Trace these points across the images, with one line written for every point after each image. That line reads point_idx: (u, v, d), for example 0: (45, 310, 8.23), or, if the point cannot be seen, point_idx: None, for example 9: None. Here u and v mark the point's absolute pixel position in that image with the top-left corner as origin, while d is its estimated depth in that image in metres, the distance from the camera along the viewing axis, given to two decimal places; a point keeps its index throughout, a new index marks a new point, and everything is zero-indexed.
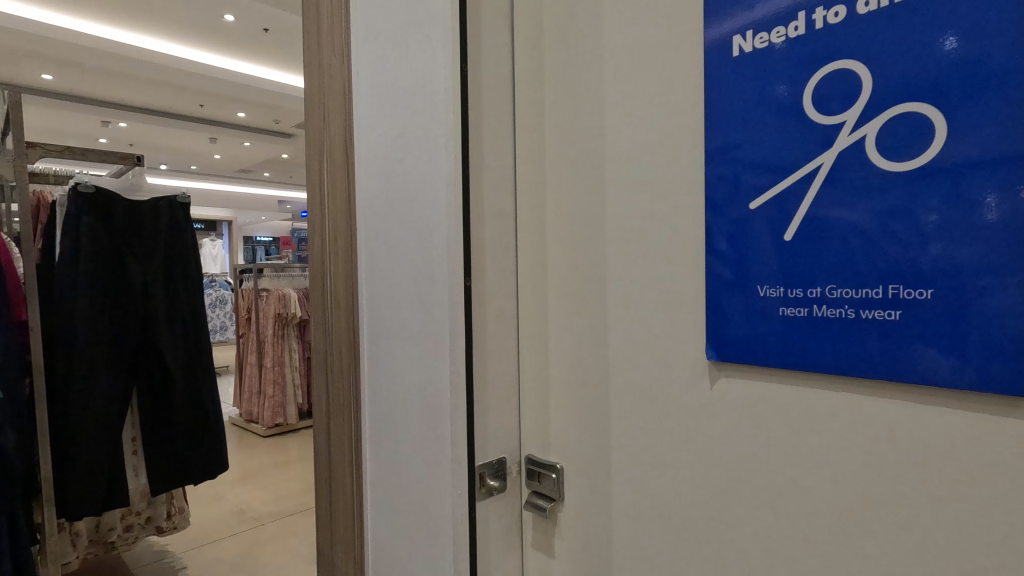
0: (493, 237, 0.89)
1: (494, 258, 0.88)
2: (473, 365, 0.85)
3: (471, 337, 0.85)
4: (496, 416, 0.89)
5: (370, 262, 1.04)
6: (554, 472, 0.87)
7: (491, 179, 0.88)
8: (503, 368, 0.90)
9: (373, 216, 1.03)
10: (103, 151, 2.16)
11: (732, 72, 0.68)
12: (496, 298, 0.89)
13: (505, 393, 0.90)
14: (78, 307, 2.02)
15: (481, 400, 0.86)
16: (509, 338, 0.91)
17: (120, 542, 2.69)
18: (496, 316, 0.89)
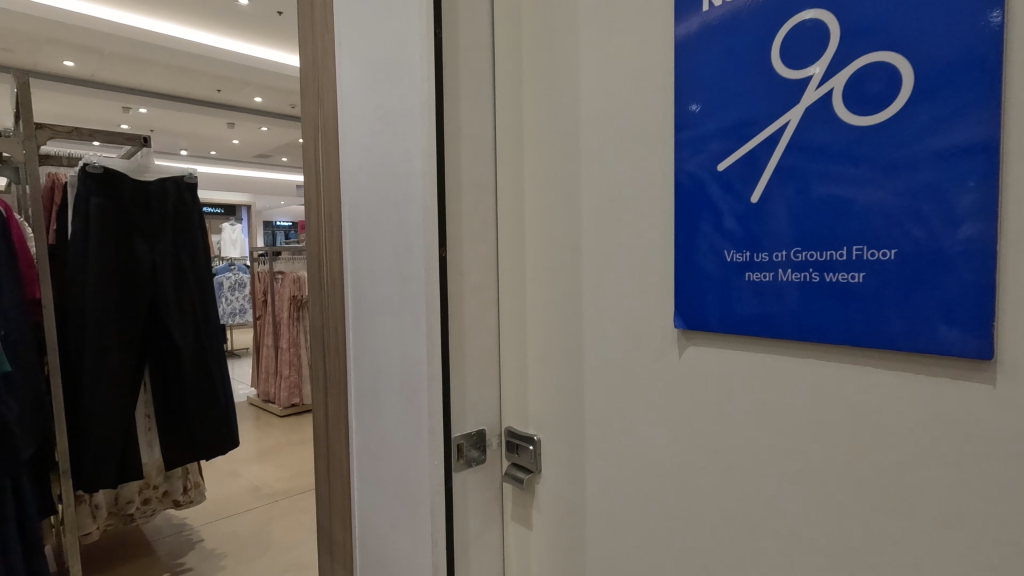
0: (472, 208, 0.87)
1: (472, 230, 0.87)
2: (449, 337, 0.85)
3: (448, 307, 0.85)
4: (476, 390, 0.88)
5: (356, 238, 1.04)
6: (532, 445, 0.87)
7: (471, 149, 0.87)
8: (483, 341, 0.89)
9: (357, 190, 1.03)
10: (110, 133, 2.19)
11: (708, 33, 0.66)
12: (476, 271, 0.87)
13: (486, 367, 0.89)
14: (88, 286, 2.06)
15: (458, 372, 0.86)
16: (490, 311, 0.90)
17: (138, 514, 2.77)
18: (477, 289, 0.87)
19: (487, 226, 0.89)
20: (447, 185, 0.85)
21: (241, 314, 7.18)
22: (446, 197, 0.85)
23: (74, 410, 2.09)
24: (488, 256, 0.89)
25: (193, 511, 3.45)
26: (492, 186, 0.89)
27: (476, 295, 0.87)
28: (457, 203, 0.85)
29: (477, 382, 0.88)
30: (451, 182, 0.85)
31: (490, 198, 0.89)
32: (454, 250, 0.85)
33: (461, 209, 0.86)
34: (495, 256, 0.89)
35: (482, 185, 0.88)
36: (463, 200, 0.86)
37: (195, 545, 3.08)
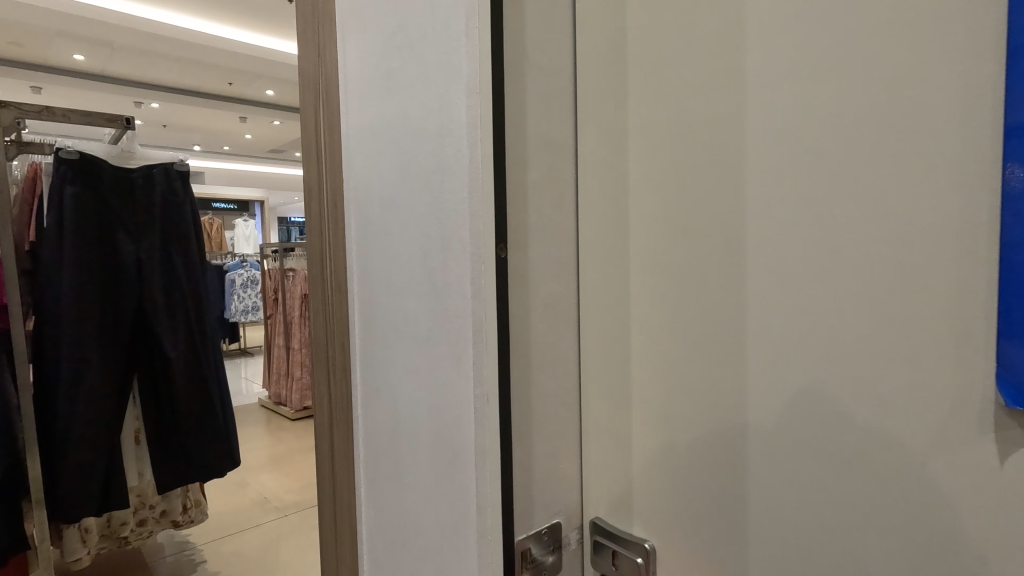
0: (543, 182, 0.59)
1: (541, 215, 0.59)
2: (511, 375, 0.57)
3: (509, 332, 0.57)
4: (547, 450, 0.60)
5: (368, 234, 0.75)
6: (641, 555, 0.61)
7: (542, 95, 0.59)
8: (557, 378, 0.61)
9: (370, 167, 0.73)
10: (87, 112, 1.91)
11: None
12: (548, 276, 0.60)
13: (560, 415, 0.62)
14: (64, 289, 1.78)
15: (521, 425, 0.58)
16: (566, 332, 0.62)
17: (133, 537, 2.53)
18: (548, 302, 0.60)
19: (563, 209, 0.61)
20: (507, 147, 0.56)
21: (253, 312, 6.95)
22: (507, 165, 0.56)
23: (50, 433, 1.81)
24: (563, 253, 0.61)
25: (197, 527, 3.21)
26: (569, 153, 0.62)
27: (548, 312, 0.60)
28: (524, 176, 0.57)
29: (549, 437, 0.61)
30: (513, 143, 0.57)
31: (565, 169, 0.61)
32: (518, 247, 0.57)
33: (530, 184, 0.58)
34: (569, 253, 0.62)
35: (557, 148, 0.60)
36: (531, 171, 0.58)
37: (198, 567, 2.84)
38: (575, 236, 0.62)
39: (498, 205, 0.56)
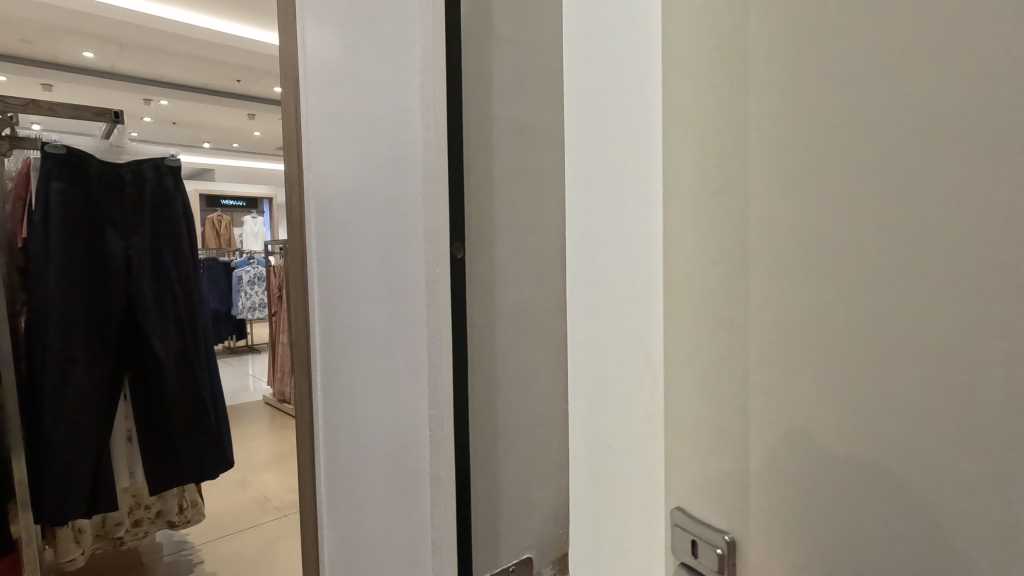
0: (511, 173, 0.52)
1: (509, 212, 0.51)
2: (471, 392, 0.50)
3: (468, 345, 0.50)
4: (514, 474, 0.54)
5: (334, 231, 0.68)
6: (721, 548, 0.74)
7: (510, 72, 0.51)
8: (530, 392, 0.54)
9: (335, 157, 0.66)
10: (75, 106, 1.87)
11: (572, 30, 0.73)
12: (519, 281, 0.53)
13: (532, 434, 0.55)
14: (50, 287, 1.74)
15: (484, 449, 0.51)
16: (543, 340, 0.55)
17: (127, 538, 2.49)
18: (519, 310, 0.53)
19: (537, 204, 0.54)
20: (466, 133, 0.49)
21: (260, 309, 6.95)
22: (467, 151, 0.49)
23: (37, 433, 1.78)
24: (538, 252, 0.54)
25: (197, 526, 3.19)
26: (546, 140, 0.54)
27: (518, 319, 0.53)
28: (489, 165, 0.50)
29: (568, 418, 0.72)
30: (473, 128, 0.49)
31: (540, 158, 0.54)
32: (480, 247, 0.50)
33: (496, 175, 0.51)
34: (543, 252, 0.54)
35: (528, 134, 0.53)
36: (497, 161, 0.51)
37: (195, 567, 2.80)
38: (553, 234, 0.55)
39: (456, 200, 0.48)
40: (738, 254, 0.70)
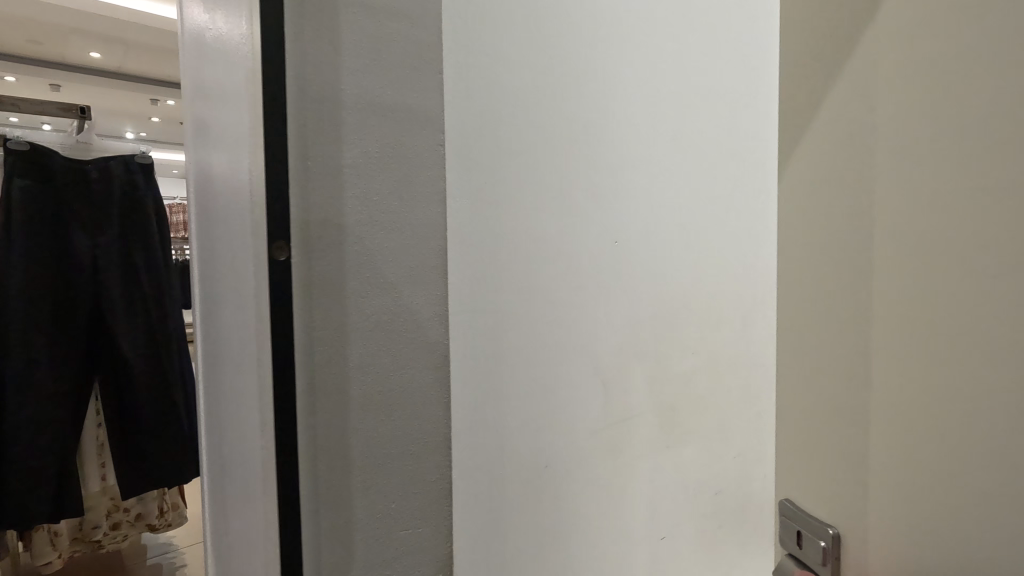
0: (364, 157, 0.42)
1: (361, 204, 0.42)
2: (310, 426, 0.41)
3: (303, 368, 0.40)
4: (379, 525, 0.43)
5: (202, 232, 0.56)
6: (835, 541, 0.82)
7: (360, 36, 0.42)
8: (400, 423, 0.44)
9: (201, 140, 0.55)
10: (42, 101, 1.82)
11: (450, 40, 0.67)
12: (380, 288, 0.43)
13: (405, 476, 0.44)
14: (11, 286, 1.67)
15: (331, 495, 0.41)
16: (418, 360, 0.45)
17: (107, 543, 2.07)
18: (381, 323, 0.43)
19: (405, 194, 0.44)
20: (292, 108, 0.40)
21: None
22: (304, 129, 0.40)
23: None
24: (407, 252, 0.44)
25: (180, 530, 3.12)
26: (415, 117, 0.45)
27: (380, 334, 0.43)
28: (332, 148, 0.41)
29: (490, 429, 0.72)
30: (305, 101, 0.40)
31: (407, 138, 0.44)
32: (319, 248, 0.41)
33: (343, 160, 0.41)
34: (417, 251, 0.44)
35: (388, 109, 0.43)
36: (343, 142, 0.42)
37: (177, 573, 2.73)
38: (430, 229, 0.45)
39: (278, 189, 0.39)
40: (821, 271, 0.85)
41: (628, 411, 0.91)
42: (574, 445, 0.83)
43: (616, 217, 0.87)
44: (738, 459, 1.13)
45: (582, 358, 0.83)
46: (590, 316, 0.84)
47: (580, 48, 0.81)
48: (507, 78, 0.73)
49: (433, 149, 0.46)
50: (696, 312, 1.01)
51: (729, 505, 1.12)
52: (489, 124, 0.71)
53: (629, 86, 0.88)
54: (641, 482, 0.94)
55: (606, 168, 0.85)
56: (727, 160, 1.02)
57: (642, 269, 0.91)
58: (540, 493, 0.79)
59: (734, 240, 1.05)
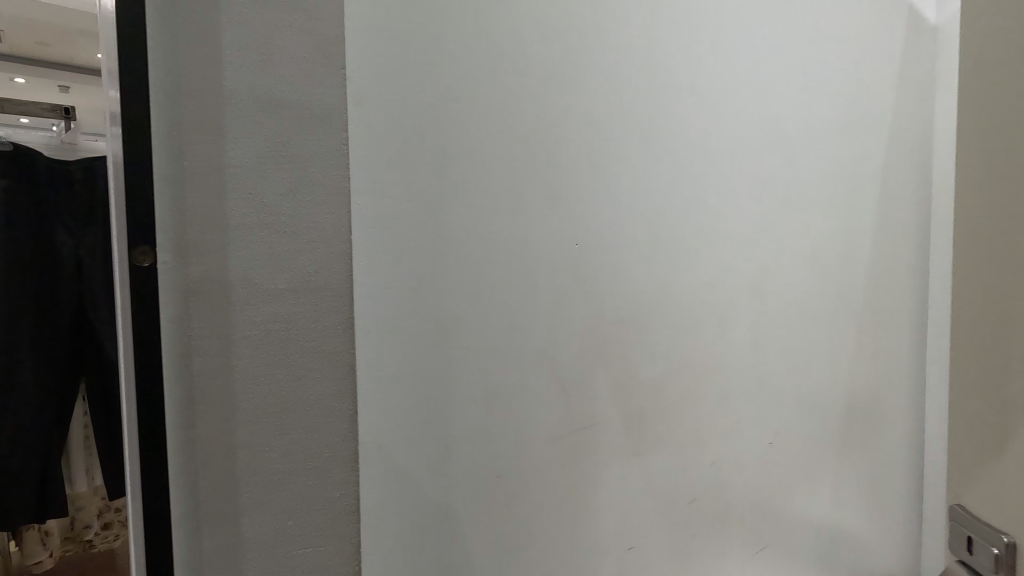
0: (254, 155, 0.38)
1: (248, 207, 0.38)
2: (187, 449, 0.38)
3: (178, 387, 0.37)
4: (271, 551, 0.40)
5: None
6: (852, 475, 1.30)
7: (244, 19, 0.38)
8: (299, 443, 0.41)
9: None
10: None
11: (365, 40, 0.63)
12: (271, 297, 0.39)
13: (303, 498, 0.41)
14: None
15: (210, 524, 0.38)
16: (321, 372, 0.42)
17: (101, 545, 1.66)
18: (274, 334, 0.40)
19: (307, 195, 0.40)
20: (160, 101, 0.36)
21: None
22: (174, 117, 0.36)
23: None
24: (308, 257, 0.41)
25: None
26: (318, 110, 0.41)
27: (272, 346, 0.40)
28: (210, 147, 0.37)
29: (434, 438, 0.70)
30: (176, 94, 0.36)
31: (310, 135, 0.40)
32: (197, 256, 0.37)
33: (223, 161, 0.38)
34: (320, 255, 0.41)
35: (282, 103, 0.39)
36: (225, 142, 0.38)
37: None
38: (334, 235, 0.41)
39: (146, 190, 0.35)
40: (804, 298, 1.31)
41: (592, 418, 0.87)
42: (531, 456, 0.79)
43: (578, 218, 0.83)
44: (712, 467, 1.09)
45: (540, 364, 0.79)
46: (547, 318, 0.80)
47: (534, 42, 0.77)
48: (439, 73, 0.68)
49: (340, 145, 0.42)
50: (666, 315, 0.98)
51: (704, 514, 1.09)
52: (421, 124, 0.67)
53: (588, 82, 0.84)
54: (607, 493, 0.90)
55: (562, 163, 0.81)
56: (693, 158, 1.00)
57: (606, 274, 0.88)
58: (497, 506, 0.76)
59: (702, 242, 1.03)
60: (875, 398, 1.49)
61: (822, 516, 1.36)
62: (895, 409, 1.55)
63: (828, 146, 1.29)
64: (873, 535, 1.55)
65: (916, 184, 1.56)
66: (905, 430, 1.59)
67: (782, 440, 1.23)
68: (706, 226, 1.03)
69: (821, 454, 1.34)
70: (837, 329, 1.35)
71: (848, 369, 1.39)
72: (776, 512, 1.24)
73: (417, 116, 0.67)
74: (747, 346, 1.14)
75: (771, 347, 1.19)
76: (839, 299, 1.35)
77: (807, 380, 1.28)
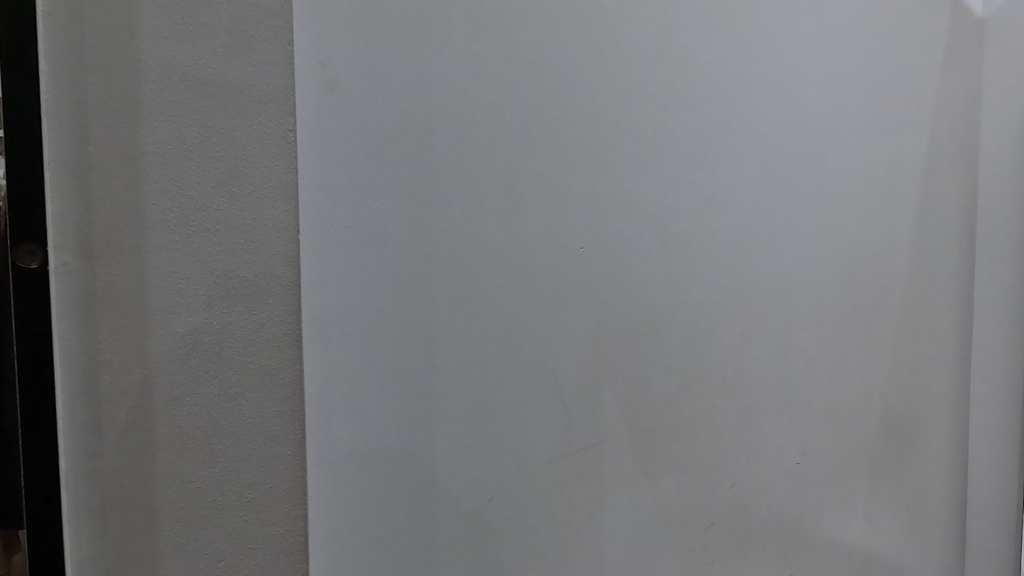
0: (173, 156, 0.39)
1: (167, 208, 0.38)
2: (93, 454, 0.38)
3: (82, 387, 0.37)
4: (191, 556, 0.40)
5: None
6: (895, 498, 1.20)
7: (155, 16, 0.38)
8: (223, 445, 0.41)
9: None
10: None
11: (340, 18, 0.56)
12: (191, 298, 0.39)
13: (228, 502, 0.41)
14: None
15: (120, 530, 0.38)
16: (251, 377, 0.41)
17: None
18: (197, 333, 0.40)
19: (234, 193, 0.40)
20: (70, 107, 0.36)
21: None
22: (86, 121, 0.37)
23: None
24: (234, 257, 0.40)
25: None
26: (245, 107, 0.40)
27: (192, 347, 0.39)
28: (127, 152, 0.37)
29: (417, 458, 0.63)
30: (78, 95, 0.36)
31: (237, 134, 0.40)
32: (108, 257, 0.37)
33: (137, 162, 0.38)
34: (248, 252, 0.41)
35: (206, 101, 0.39)
36: (139, 142, 0.38)
37: None
38: (268, 236, 0.41)
39: (42, 192, 0.36)
40: (852, 313, 1.20)
41: (598, 435, 0.80)
42: (527, 476, 0.73)
43: (583, 220, 0.77)
44: (734, 488, 1.01)
45: (538, 375, 0.73)
46: (547, 326, 0.74)
47: (534, 27, 0.71)
48: (425, 60, 0.62)
49: (273, 143, 0.42)
50: (682, 325, 0.90)
51: (724, 538, 1.00)
52: (404, 115, 0.60)
53: (595, 72, 0.77)
54: (614, 516, 0.83)
55: (564, 160, 0.75)
56: (713, 155, 0.92)
57: (614, 279, 0.81)
58: (488, 534, 0.70)
59: (720, 246, 0.95)
60: (913, 413, 1.38)
61: (854, 540, 1.26)
62: (932, 424, 1.44)
63: (862, 144, 1.20)
64: (910, 561, 1.44)
65: (957, 184, 1.45)
66: (941, 446, 1.48)
67: (810, 458, 1.14)
68: (727, 228, 0.96)
69: (853, 474, 1.24)
70: (872, 340, 1.25)
71: (884, 382, 1.29)
72: (805, 536, 1.15)
73: (400, 104, 0.60)
74: (773, 357, 1.05)
75: (799, 359, 1.10)
76: (875, 308, 1.25)
77: (837, 394, 1.19)
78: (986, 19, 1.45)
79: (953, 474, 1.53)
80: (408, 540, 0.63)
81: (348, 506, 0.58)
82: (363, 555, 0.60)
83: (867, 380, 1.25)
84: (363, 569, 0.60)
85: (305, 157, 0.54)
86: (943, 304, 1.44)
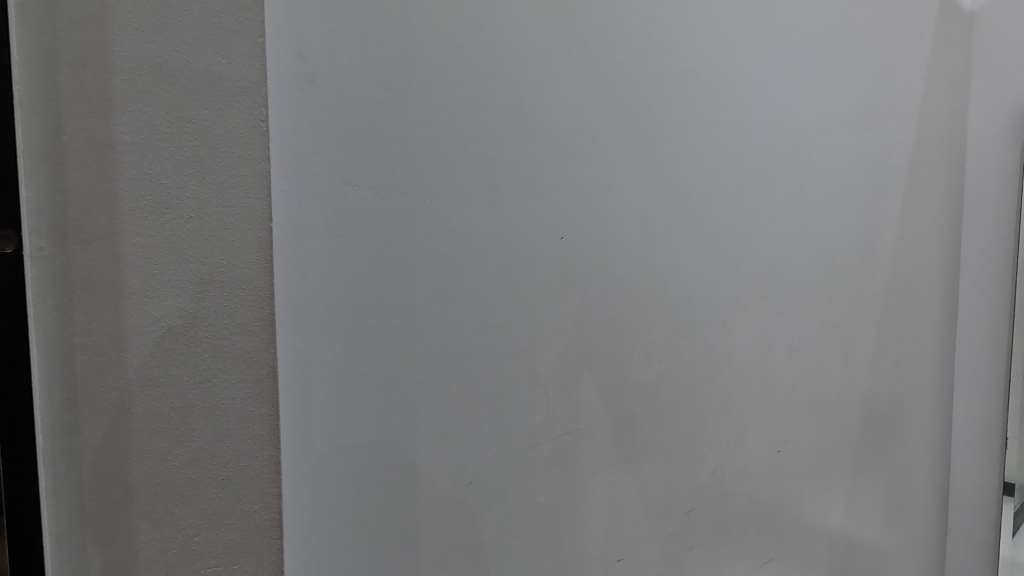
0: (147, 145, 0.40)
1: (141, 196, 0.40)
2: (70, 433, 0.39)
3: (59, 369, 0.38)
4: (168, 532, 0.42)
5: None
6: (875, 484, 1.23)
7: (125, 8, 0.39)
8: (197, 425, 0.42)
9: None
10: None
11: (319, 10, 0.56)
12: (165, 284, 0.41)
13: (203, 480, 0.42)
14: None
15: (97, 506, 0.40)
16: (224, 359, 0.43)
17: None
18: (171, 317, 0.41)
19: (207, 182, 0.41)
20: (44, 98, 0.37)
21: None
22: (61, 112, 0.38)
23: None
24: (206, 243, 0.42)
25: None
26: (217, 97, 0.41)
27: (166, 330, 0.41)
28: (99, 143, 0.38)
29: (396, 441, 0.65)
30: (52, 85, 0.37)
31: (210, 124, 0.41)
32: (82, 242, 0.38)
33: (110, 150, 0.39)
34: (222, 239, 0.42)
35: (179, 92, 0.40)
36: (112, 132, 0.39)
37: None
38: (241, 224, 0.43)
39: (15, 178, 0.37)
40: (834, 302, 1.22)
41: (579, 422, 0.82)
42: (507, 461, 0.74)
43: (564, 210, 0.78)
44: (715, 474, 1.03)
45: (518, 362, 0.75)
46: (527, 314, 0.75)
47: (516, 19, 0.72)
48: (405, 52, 0.62)
49: (244, 133, 0.43)
50: (664, 314, 0.92)
51: (705, 522, 1.02)
52: (385, 106, 0.61)
53: (578, 63, 0.78)
54: (595, 502, 0.85)
55: (545, 151, 0.76)
56: (696, 147, 0.94)
57: (595, 269, 0.82)
58: (467, 516, 0.71)
59: (702, 236, 0.96)
60: (894, 402, 1.41)
61: (834, 526, 1.29)
62: (913, 413, 1.47)
63: (847, 136, 1.21)
64: (890, 546, 1.47)
65: (942, 177, 1.47)
66: (922, 434, 1.51)
67: (791, 445, 1.16)
68: (709, 219, 0.97)
69: (834, 462, 1.27)
70: (854, 329, 1.27)
71: (865, 372, 1.31)
72: (785, 522, 1.17)
73: (380, 95, 0.61)
74: (755, 346, 1.07)
75: (780, 348, 1.12)
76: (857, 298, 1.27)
77: (819, 382, 1.21)
78: (975, 13, 1.46)
79: (934, 462, 1.56)
80: (387, 522, 0.64)
81: (328, 486, 0.60)
82: (344, 534, 0.61)
83: (848, 370, 1.27)
84: (344, 549, 0.61)
85: (281, 148, 0.55)
86: (926, 296, 1.46)
